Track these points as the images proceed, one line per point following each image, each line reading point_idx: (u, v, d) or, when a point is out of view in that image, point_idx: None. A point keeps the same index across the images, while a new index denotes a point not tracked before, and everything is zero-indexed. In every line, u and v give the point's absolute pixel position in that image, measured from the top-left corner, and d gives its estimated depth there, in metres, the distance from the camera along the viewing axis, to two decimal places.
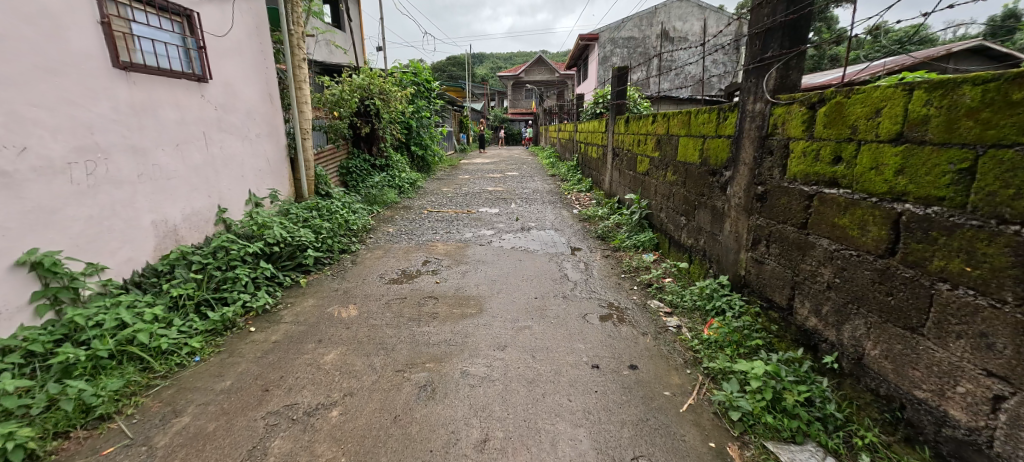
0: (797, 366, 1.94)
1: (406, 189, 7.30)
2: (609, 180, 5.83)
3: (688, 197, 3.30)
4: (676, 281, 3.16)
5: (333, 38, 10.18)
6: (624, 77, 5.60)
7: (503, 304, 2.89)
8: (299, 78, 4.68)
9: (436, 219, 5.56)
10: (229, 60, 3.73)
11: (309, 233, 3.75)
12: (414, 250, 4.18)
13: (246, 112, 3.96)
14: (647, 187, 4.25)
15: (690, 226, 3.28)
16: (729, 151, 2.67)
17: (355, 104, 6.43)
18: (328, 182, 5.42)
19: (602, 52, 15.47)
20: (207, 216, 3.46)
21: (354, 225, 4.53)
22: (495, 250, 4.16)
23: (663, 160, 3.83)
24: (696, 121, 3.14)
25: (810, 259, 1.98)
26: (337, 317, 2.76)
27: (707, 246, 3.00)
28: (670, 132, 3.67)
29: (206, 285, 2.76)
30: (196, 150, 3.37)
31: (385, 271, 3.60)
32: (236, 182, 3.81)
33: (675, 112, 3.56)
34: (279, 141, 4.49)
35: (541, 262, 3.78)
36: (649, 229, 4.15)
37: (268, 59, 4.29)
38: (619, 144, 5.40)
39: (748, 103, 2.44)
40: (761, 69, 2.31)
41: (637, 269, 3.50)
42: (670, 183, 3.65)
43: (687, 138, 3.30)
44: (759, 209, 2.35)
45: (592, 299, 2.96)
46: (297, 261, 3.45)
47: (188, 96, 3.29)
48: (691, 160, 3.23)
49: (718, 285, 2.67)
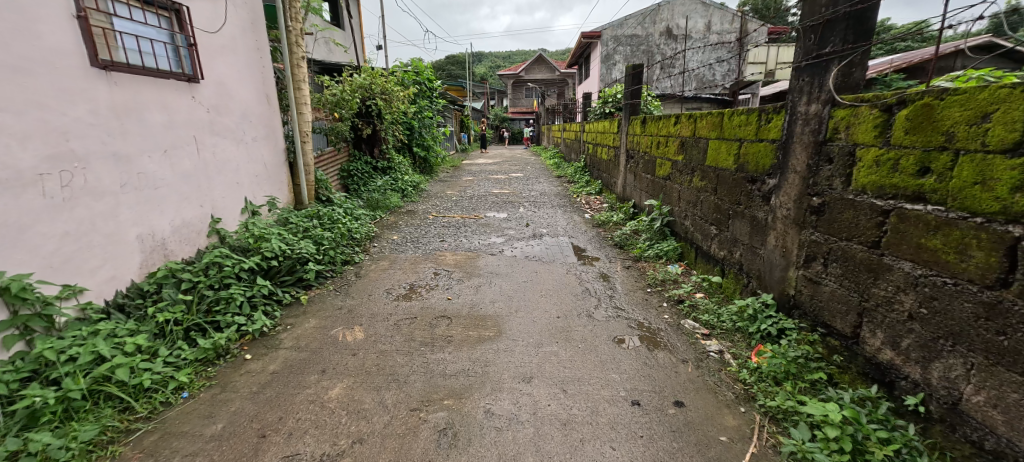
0: (872, 407, 1.70)
1: (409, 193, 7.04)
2: (622, 184, 5.57)
3: (719, 205, 3.05)
4: (709, 297, 2.92)
5: (331, 36, 9.91)
6: (639, 76, 5.34)
7: (524, 325, 2.64)
8: (298, 78, 4.42)
9: (443, 225, 5.31)
10: (222, 58, 3.47)
11: (310, 244, 3.50)
12: (421, 261, 3.92)
13: (241, 114, 3.71)
14: (669, 193, 3.99)
15: (722, 237, 3.03)
16: (773, 157, 2.42)
17: (356, 104, 6.02)
18: (330, 186, 5.16)
19: (606, 50, 15.21)
20: (199, 228, 3.21)
21: (356, 234, 4.27)
22: (508, 260, 3.91)
23: (688, 165, 3.57)
24: (730, 123, 2.89)
25: (884, 283, 1.74)
26: (342, 341, 2.51)
27: (744, 259, 2.75)
28: (696, 135, 3.41)
29: (196, 307, 2.51)
30: (186, 156, 3.11)
31: (392, 285, 3.35)
32: (231, 189, 3.56)
33: (703, 113, 3.29)
34: (276, 145, 4.22)
35: (559, 273, 3.53)
36: (671, 237, 3.89)
37: (264, 57, 4.03)
38: (634, 146, 5.14)
39: (799, 104, 2.18)
40: (818, 65, 2.06)
41: (664, 283, 3.25)
42: (697, 189, 3.40)
43: (719, 141, 3.04)
44: (814, 222, 2.11)
45: (620, 319, 2.71)
46: (296, 276, 3.19)
47: (177, 98, 3.04)
48: (724, 166, 2.97)
49: (761, 305, 2.43)
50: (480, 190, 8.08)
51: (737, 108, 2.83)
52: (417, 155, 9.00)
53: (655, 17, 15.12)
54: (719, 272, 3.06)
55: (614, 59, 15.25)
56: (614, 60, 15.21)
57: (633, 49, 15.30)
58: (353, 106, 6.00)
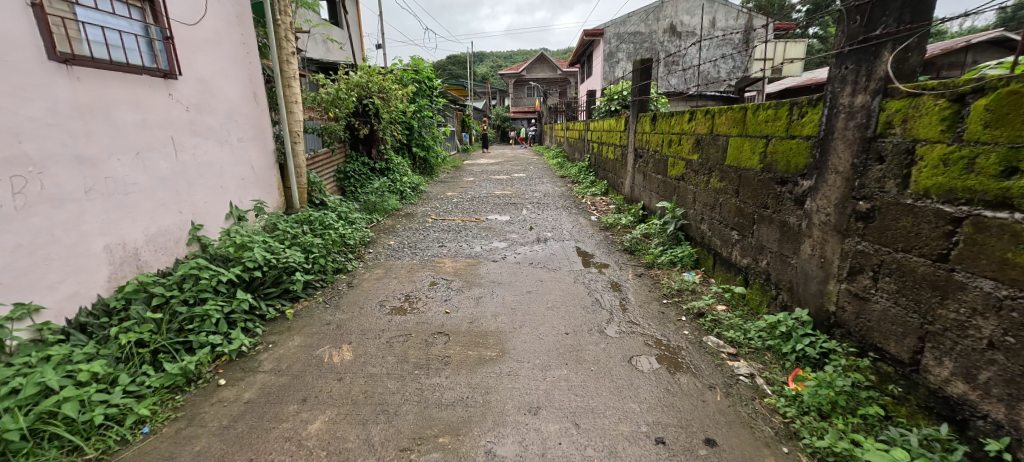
0: (943, 450, 1.45)
1: (408, 194, 6.80)
2: (631, 184, 5.31)
3: (742, 208, 2.80)
4: (732, 309, 2.66)
5: (326, 34, 9.66)
6: (647, 71, 5.09)
7: (529, 343, 2.39)
8: (288, 75, 4.18)
9: (442, 229, 5.06)
10: (205, 52, 3.23)
11: (297, 252, 3.24)
12: (418, 268, 3.68)
13: (225, 113, 3.46)
14: (683, 194, 3.73)
15: (745, 244, 2.77)
16: (809, 155, 2.16)
17: (352, 103, 5.85)
18: (324, 189, 4.92)
19: (609, 48, 14.95)
20: (178, 236, 2.96)
21: (350, 239, 4.02)
22: (512, 267, 3.66)
23: (705, 165, 3.31)
24: (754, 119, 2.63)
25: (955, 304, 1.49)
26: (327, 362, 2.26)
27: (773, 268, 2.49)
28: (714, 133, 3.15)
29: (167, 325, 2.26)
30: (163, 158, 2.86)
31: (386, 296, 3.11)
32: (213, 194, 3.30)
33: (722, 108, 3.03)
34: (265, 145, 3.98)
35: (566, 282, 3.28)
36: (686, 242, 3.63)
37: (251, 52, 3.78)
38: (643, 144, 4.88)
39: (842, 96, 1.93)
40: (866, 50, 1.83)
41: (681, 293, 2.99)
42: (715, 191, 3.15)
43: (740, 139, 2.79)
44: (860, 230, 1.86)
45: (635, 336, 2.46)
46: (282, 288, 2.95)
47: (153, 95, 2.79)
48: (747, 166, 2.72)
49: (795, 322, 2.17)
50: (481, 191, 7.83)
51: (763, 102, 2.58)
52: (416, 156, 8.76)
53: (658, 13, 14.83)
54: (742, 282, 2.81)
55: (617, 57, 15.00)
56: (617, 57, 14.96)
57: (636, 46, 15.01)
58: (349, 105, 5.76)
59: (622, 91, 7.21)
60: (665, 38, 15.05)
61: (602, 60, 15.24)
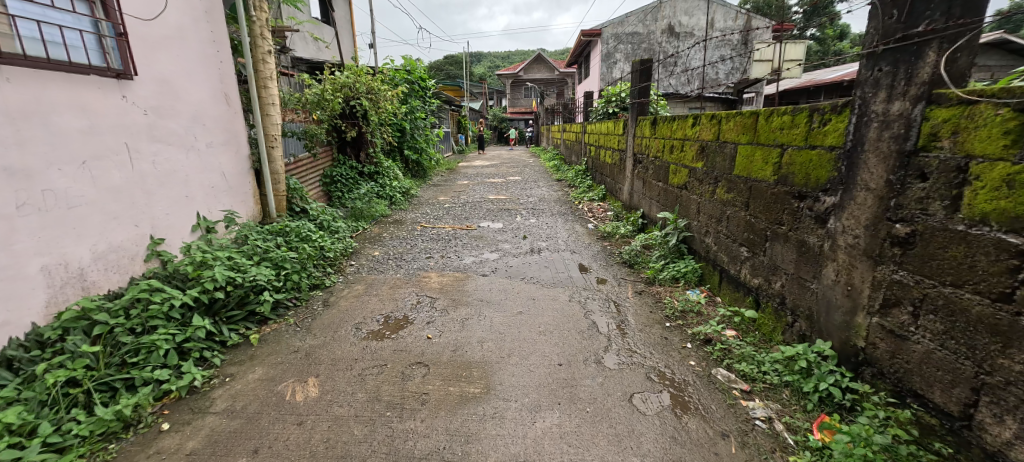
0: None
1: (397, 200, 6.52)
2: (629, 190, 5.06)
3: (752, 223, 2.55)
4: (742, 336, 2.41)
5: (313, 32, 9.34)
6: (647, 72, 4.84)
7: (519, 378, 2.12)
8: (264, 75, 3.92)
9: (431, 238, 4.80)
10: (167, 50, 2.96)
11: (266, 268, 2.96)
12: (402, 284, 3.41)
13: (192, 116, 3.19)
14: (686, 204, 3.48)
15: (756, 262, 2.53)
16: (832, 168, 1.93)
17: (338, 105, 5.57)
18: (305, 195, 4.65)
19: (607, 48, 14.71)
20: (135, 253, 2.69)
21: (330, 251, 3.75)
22: (503, 283, 3.40)
23: (710, 174, 3.07)
24: (767, 125, 2.39)
25: (1022, 354, 1.30)
26: (289, 401, 2.00)
27: (789, 292, 2.25)
28: (721, 139, 2.90)
29: (106, 359, 2.00)
30: (116, 167, 2.59)
31: (363, 318, 2.84)
32: (177, 205, 3.03)
33: (730, 113, 2.79)
34: (239, 150, 3.71)
35: (560, 301, 3.02)
36: (689, 256, 3.38)
37: (223, 51, 3.52)
38: (643, 149, 4.63)
39: (874, 102, 1.70)
40: (905, 50, 1.60)
41: (686, 315, 2.74)
42: (721, 202, 2.90)
43: (751, 147, 2.55)
44: (897, 257, 1.64)
45: (636, 368, 2.20)
46: (248, 310, 2.69)
47: (103, 98, 2.53)
48: (759, 177, 2.47)
49: (816, 356, 1.93)
50: (474, 196, 7.56)
51: (776, 107, 2.34)
52: (408, 158, 8.48)
53: (656, 14, 14.58)
54: (752, 304, 2.56)
55: (614, 58, 14.78)
56: (615, 58, 14.73)
57: (634, 47, 14.75)
58: (334, 107, 5.50)
59: (620, 92, 6.95)
60: (664, 39, 14.82)
61: (600, 61, 15.01)
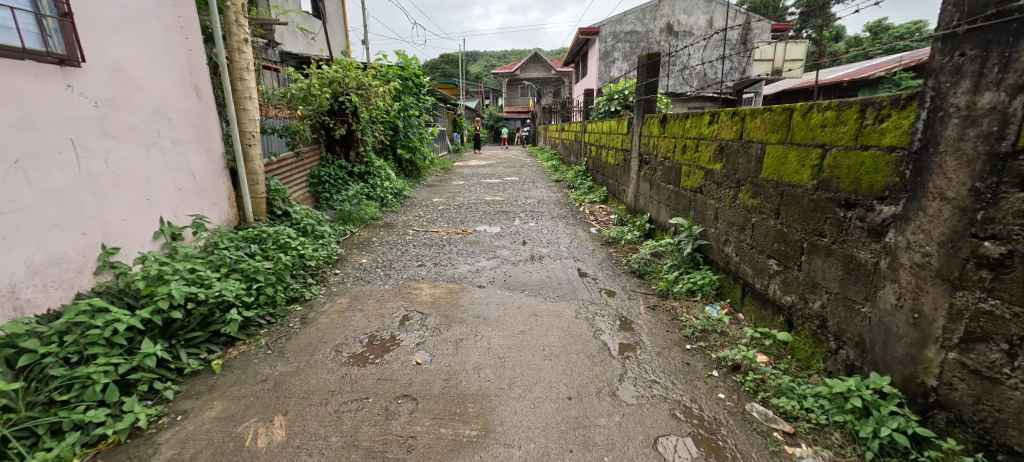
0: None
1: (389, 202, 6.19)
2: (635, 192, 4.77)
3: (783, 232, 2.25)
4: (776, 362, 2.12)
5: (301, 26, 8.99)
6: (654, 66, 4.55)
7: (523, 416, 1.82)
8: (240, 66, 3.64)
9: (423, 243, 4.49)
10: (122, 35, 2.69)
11: (235, 281, 2.64)
12: (390, 297, 3.09)
13: (154, 110, 2.92)
14: (701, 209, 3.18)
15: (788, 277, 2.23)
16: (892, 172, 1.63)
17: (325, 101, 5.25)
18: (288, 197, 4.32)
19: (604, 46, 14.45)
20: (82, 265, 2.42)
21: (312, 259, 3.43)
22: (502, 296, 3.08)
23: (731, 177, 2.77)
24: (804, 122, 2.09)
25: None
26: (249, 448, 1.69)
27: (831, 313, 1.96)
28: (745, 139, 2.61)
29: (29, 398, 1.71)
30: (58, 167, 2.31)
31: (345, 338, 2.53)
32: (136, 209, 2.75)
33: (756, 109, 2.49)
34: (211, 149, 3.46)
35: (566, 318, 2.71)
36: (706, 266, 3.08)
37: (193, 39, 3.27)
38: (649, 149, 4.35)
39: (953, 94, 1.42)
40: (1001, 29, 1.31)
41: (707, 335, 2.44)
42: (744, 208, 2.62)
43: (783, 147, 2.25)
44: (985, 283, 1.37)
45: (657, 403, 1.91)
46: (211, 331, 2.40)
47: (41, 87, 2.24)
48: (793, 181, 2.18)
49: (873, 393, 1.65)
50: (470, 197, 7.24)
51: (816, 102, 2.04)
52: (401, 158, 8.16)
53: (656, 12, 14.32)
54: (783, 325, 2.27)
55: (613, 56, 14.51)
56: (613, 57, 14.49)
57: (633, 45, 14.46)
58: (321, 102, 5.18)
59: (623, 90, 6.66)
60: (663, 38, 14.57)
61: (598, 59, 14.73)
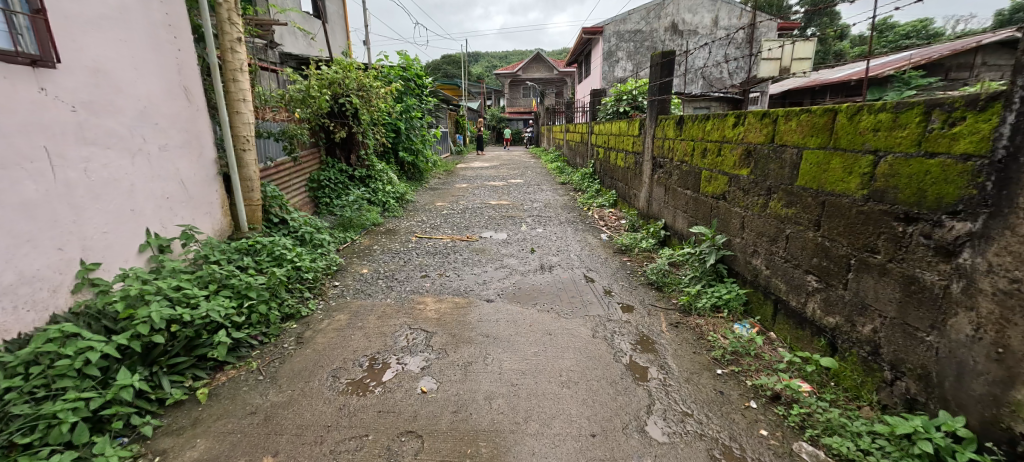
0: None
1: (391, 207, 6.00)
2: (647, 197, 4.57)
3: (824, 247, 2.04)
4: (820, 391, 1.91)
5: (301, 26, 8.84)
6: (669, 65, 4.34)
7: (542, 459, 1.64)
8: (233, 67, 3.46)
9: (427, 251, 4.30)
10: (103, 33, 2.55)
11: (225, 299, 2.46)
12: (392, 314, 2.88)
13: (138, 114, 2.77)
14: (725, 217, 2.97)
15: (831, 296, 2.02)
16: (968, 184, 1.45)
17: (325, 103, 5.05)
18: (285, 204, 4.14)
19: (609, 46, 14.25)
20: (58, 283, 2.27)
21: (309, 272, 3.24)
22: (512, 311, 2.87)
23: (760, 183, 2.56)
24: (851, 125, 1.88)
25: None
26: None
27: (883, 340, 1.75)
28: (777, 142, 2.39)
29: None
30: (30, 177, 2.17)
31: (344, 361, 2.33)
32: (119, 220, 2.60)
33: (790, 110, 2.28)
34: (201, 155, 3.28)
35: (582, 338, 2.50)
36: (730, 279, 2.87)
37: (182, 38, 3.13)
38: (664, 152, 4.15)
39: None
40: None
41: (739, 358, 2.22)
42: (776, 217, 2.41)
43: (823, 152, 2.04)
44: None
45: (692, 442, 1.70)
46: (197, 355, 2.23)
47: (9, 89, 2.10)
48: (836, 190, 1.96)
49: (946, 437, 1.45)
50: (474, 201, 7.03)
51: (865, 102, 1.83)
52: (403, 161, 7.98)
53: (660, 11, 14.10)
54: (825, 348, 2.06)
55: (617, 56, 14.28)
56: (617, 57, 14.28)
57: (638, 45, 14.25)
58: (321, 105, 4.98)
59: (632, 90, 6.45)
60: (668, 38, 14.35)
61: (601, 59, 14.50)
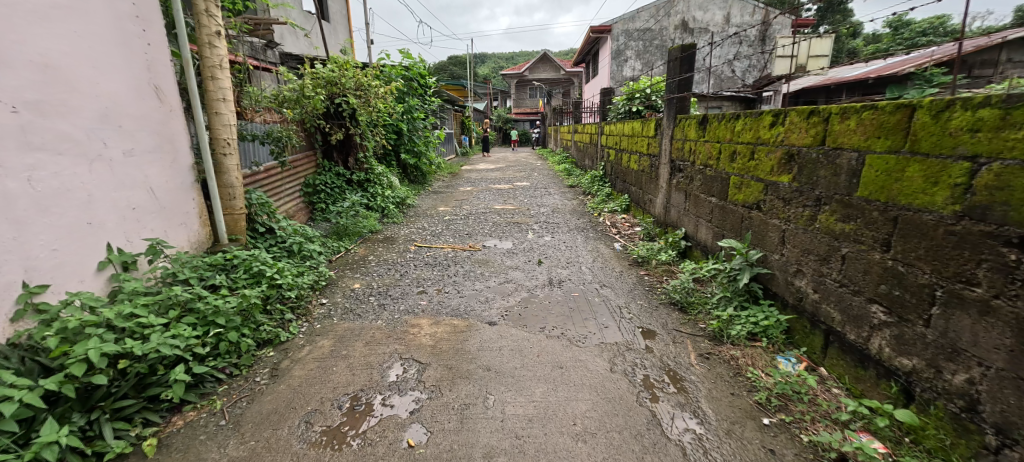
0: None
1: (390, 212, 5.67)
2: (664, 203, 4.22)
3: (896, 272, 1.69)
4: (896, 453, 1.56)
5: (300, 24, 8.57)
6: (689, 59, 3.96)
7: None
8: (213, 64, 3.16)
9: (426, 262, 3.97)
10: (54, 24, 2.24)
11: (187, 328, 2.12)
12: (382, 340, 2.55)
13: (98, 115, 2.46)
14: (760, 229, 2.60)
15: (904, 334, 1.67)
16: None
17: (320, 102, 4.72)
18: (273, 211, 3.83)
19: (617, 45, 13.86)
20: None
21: (291, 289, 2.92)
22: (518, 337, 2.52)
23: (805, 193, 2.19)
24: (937, 125, 1.54)
25: None
26: None
27: (984, 396, 1.42)
28: (828, 145, 2.03)
29: None
30: None
31: (321, 402, 2.00)
32: (72, 236, 2.29)
33: (847, 106, 1.92)
34: (176, 160, 2.98)
35: (600, 373, 2.15)
36: (766, 301, 2.50)
37: (153, 31, 2.82)
38: (684, 155, 3.78)
39: None
40: None
41: (788, 403, 1.87)
42: (826, 233, 2.05)
43: (894, 157, 1.68)
44: None
45: None
46: (150, 396, 1.91)
47: None
48: (913, 203, 1.61)
49: None
50: (478, 205, 6.69)
51: (956, 96, 1.49)
52: (404, 163, 7.67)
53: (671, 9, 13.68)
54: (896, 396, 1.70)
55: (625, 55, 13.89)
56: (625, 56, 13.90)
57: (647, 44, 13.87)
58: (316, 105, 4.63)
59: (645, 88, 6.07)
60: (678, 36, 13.92)
61: (610, 58, 14.11)
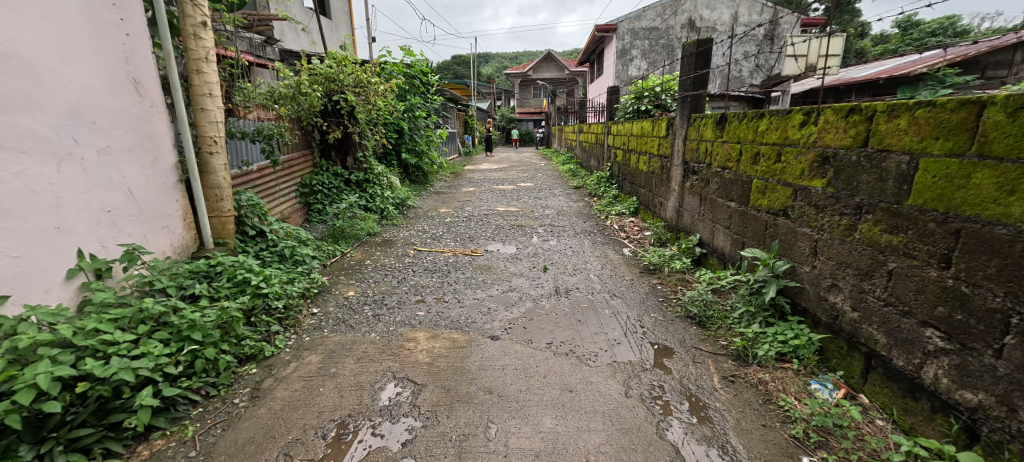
0: None
1: (389, 213, 5.47)
2: (676, 206, 4.00)
3: (959, 293, 1.48)
4: None
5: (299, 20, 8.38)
6: (704, 55, 3.74)
7: None
8: (199, 56, 2.97)
9: (426, 268, 3.76)
10: (17, 11, 2.05)
11: (158, 344, 1.92)
12: (375, 356, 2.34)
13: (69, 110, 2.26)
14: (787, 238, 2.39)
15: (968, 364, 1.46)
16: None
17: (316, 99, 4.51)
18: (264, 213, 3.63)
19: (622, 44, 13.62)
20: None
21: (279, 298, 2.72)
22: (522, 354, 2.32)
23: (841, 199, 1.97)
24: (1014, 125, 1.35)
25: None
26: None
27: None
28: (870, 146, 1.81)
29: None
30: None
31: (303, 431, 1.80)
32: (37, 242, 2.09)
33: (894, 102, 1.70)
34: (157, 159, 2.78)
35: (613, 398, 1.94)
36: (794, 317, 2.28)
37: (132, 21, 2.62)
38: (699, 156, 3.56)
39: None
40: None
41: (830, 439, 1.66)
42: (866, 244, 1.83)
43: (957, 161, 1.49)
44: None
45: None
46: (113, 423, 1.71)
47: None
48: (983, 215, 1.42)
49: None
50: (480, 207, 6.49)
51: None
52: (405, 163, 7.47)
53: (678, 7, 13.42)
54: (957, 434, 1.50)
55: (630, 54, 13.64)
56: (631, 55, 13.66)
57: (653, 43, 13.64)
58: (313, 102, 4.43)
59: (654, 87, 5.84)
60: (685, 35, 13.67)
61: (615, 58, 13.86)
